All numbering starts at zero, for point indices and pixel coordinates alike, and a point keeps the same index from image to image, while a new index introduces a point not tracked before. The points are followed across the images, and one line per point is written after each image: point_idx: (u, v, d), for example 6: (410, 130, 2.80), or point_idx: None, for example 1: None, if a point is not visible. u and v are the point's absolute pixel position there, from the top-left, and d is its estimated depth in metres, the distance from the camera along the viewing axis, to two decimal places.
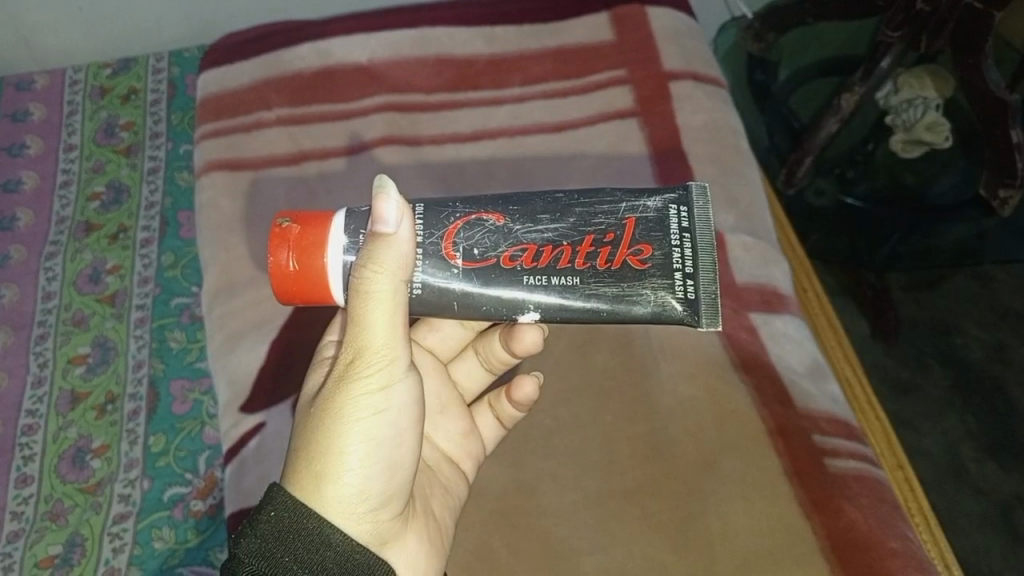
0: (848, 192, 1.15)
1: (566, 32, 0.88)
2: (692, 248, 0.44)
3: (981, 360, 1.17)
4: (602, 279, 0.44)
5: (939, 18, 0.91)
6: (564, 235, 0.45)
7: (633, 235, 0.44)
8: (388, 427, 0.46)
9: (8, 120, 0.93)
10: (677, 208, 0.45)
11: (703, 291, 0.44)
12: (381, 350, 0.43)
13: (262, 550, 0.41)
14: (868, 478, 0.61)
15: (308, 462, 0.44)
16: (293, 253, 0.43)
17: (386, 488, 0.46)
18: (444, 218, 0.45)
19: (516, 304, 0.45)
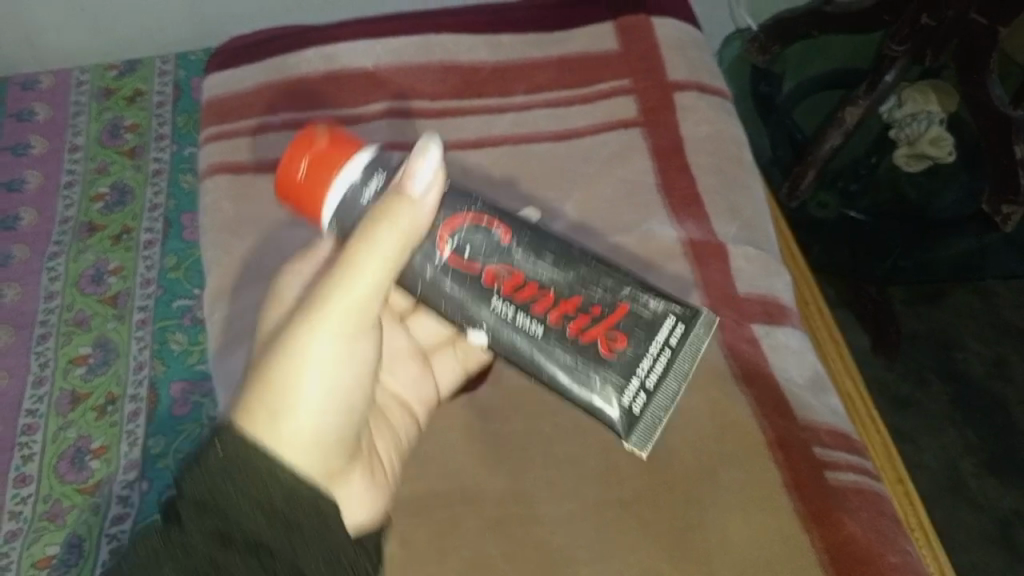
0: (849, 206, 1.15)
1: (572, 41, 0.88)
2: (664, 368, 0.43)
3: (981, 375, 1.17)
4: (563, 343, 0.44)
5: (944, 33, 0.92)
6: (557, 286, 0.44)
7: (617, 322, 0.43)
8: (350, 374, 0.47)
9: (14, 120, 0.93)
10: (673, 324, 0.43)
11: (644, 413, 0.43)
12: (359, 296, 0.44)
13: (206, 484, 0.42)
14: (867, 491, 0.61)
15: (263, 397, 0.45)
16: (307, 157, 0.44)
17: (341, 430, 0.49)
18: (457, 204, 0.45)
19: (474, 319, 0.45)
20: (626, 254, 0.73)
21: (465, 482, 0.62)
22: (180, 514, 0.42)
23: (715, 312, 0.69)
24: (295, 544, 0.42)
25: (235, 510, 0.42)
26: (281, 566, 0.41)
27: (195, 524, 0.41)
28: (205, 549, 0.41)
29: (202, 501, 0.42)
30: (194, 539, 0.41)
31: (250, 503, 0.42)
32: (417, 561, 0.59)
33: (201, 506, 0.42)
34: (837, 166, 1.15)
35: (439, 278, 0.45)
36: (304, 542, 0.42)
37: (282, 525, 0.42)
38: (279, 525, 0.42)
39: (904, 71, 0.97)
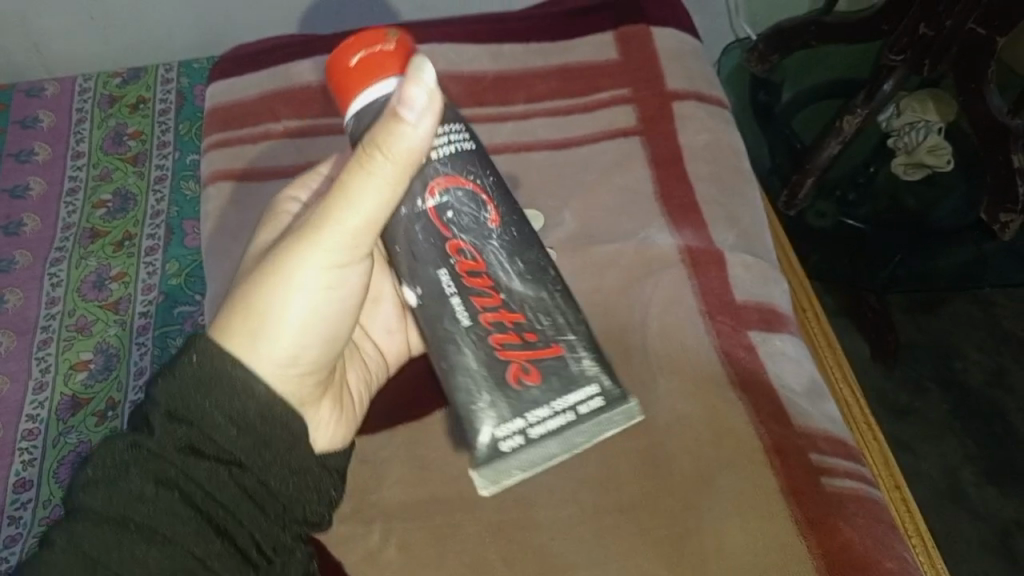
0: (848, 214, 1.15)
1: (572, 50, 0.89)
2: (554, 428, 0.46)
3: (981, 383, 1.17)
4: (482, 347, 0.45)
5: (941, 45, 0.92)
6: (512, 294, 0.45)
7: (536, 357, 0.45)
8: (333, 307, 0.50)
9: (17, 127, 0.94)
10: (585, 400, 0.46)
11: (509, 454, 0.45)
12: (345, 229, 0.45)
13: (178, 392, 0.45)
14: (864, 498, 0.61)
15: (244, 316, 0.48)
16: (364, 52, 0.42)
17: (318, 358, 0.51)
18: (468, 167, 0.44)
19: (417, 278, 0.45)
20: (624, 262, 0.73)
21: (463, 488, 0.62)
22: (152, 420, 0.45)
23: (713, 319, 0.69)
24: (260, 459, 0.46)
25: (206, 423, 0.45)
26: (244, 478, 0.46)
27: (165, 431, 0.45)
28: (175, 457, 0.45)
29: (173, 410, 0.45)
30: (164, 445, 0.45)
31: (220, 415, 0.45)
32: (416, 566, 0.59)
33: (172, 416, 0.45)
34: (835, 176, 1.16)
35: (410, 230, 0.44)
36: (268, 458, 0.47)
37: (249, 442, 0.46)
38: (247, 441, 0.46)
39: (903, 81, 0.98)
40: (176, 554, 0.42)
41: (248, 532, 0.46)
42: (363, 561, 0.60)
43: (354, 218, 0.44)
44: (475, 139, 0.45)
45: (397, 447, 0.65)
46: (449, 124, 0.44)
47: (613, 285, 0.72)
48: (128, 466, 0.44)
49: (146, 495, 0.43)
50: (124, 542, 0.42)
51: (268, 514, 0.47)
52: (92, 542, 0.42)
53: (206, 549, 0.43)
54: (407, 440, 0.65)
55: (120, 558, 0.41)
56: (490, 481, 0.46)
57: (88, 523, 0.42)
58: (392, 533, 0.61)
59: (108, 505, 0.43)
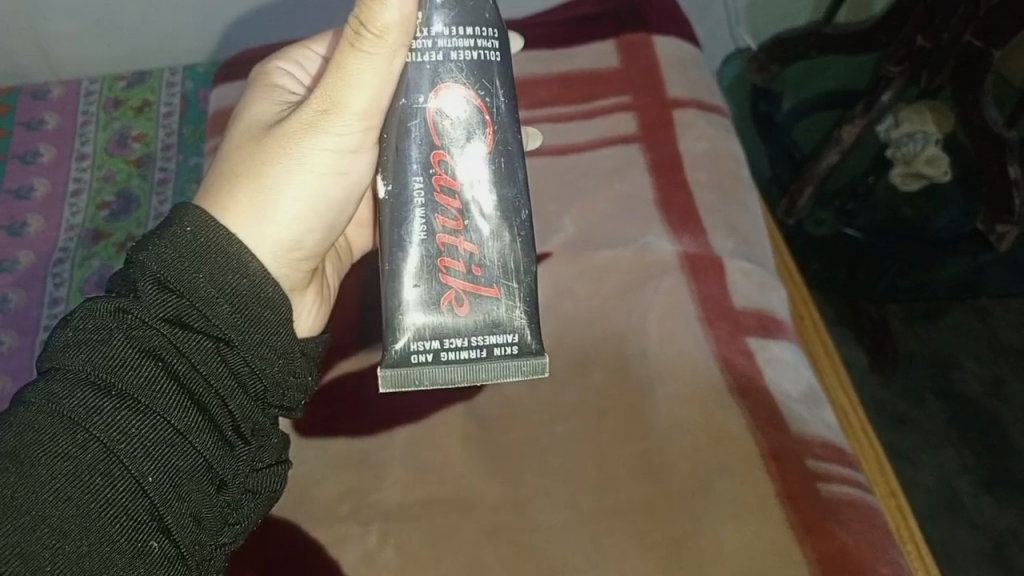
0: (846, 223, 1.15)
1: (574, 59, 0.90)
2: (466, 359, 0.49)
3: (977, 394, 1.17)
4: (426, 264, 0.48)
5: (937, 57, 0.93)
6: (475, 222, 0.48)
7: (469, 292, 0.49)
8: (341, 193, 0.52)
9: (22, 128, 0.95)
10: (503, 344, 0.49)
11: (420, 366, 0.49)
12: (351, 117, 0.47)
13: (172, 260, 0.45)
14: (858, 503, 0.61)
15: (249, 192, 0.50)
16: None
17: (317, 243, 0.54)
18: (482, 81, 0.47)
19: (393, 172, 0.47)
20: (623, 267, 0.74)
21: (463, 490, 0.63)
22: (140, 286, 0.45)
23: (712, 325, 0.70)
24: (247, 337, 0.46)
25: (197, 295, 0.45)
26: (232, 357, 0.45)
27: (155, 299, 0.45)
28: (162, 327, 0.44)
29: (162, 278, 0.45)
30: (151, 314, 0.44)
31: (214, 287, 0.45)
32: (414, 567, 0.59)
33: (161, 284, 0.45)
34: (834, 186, 1.18)
35: (405, 123, 0.47)
36: (254, 337, 0.46)
37: (240, 319, 0.46)
38: (238, 317, 0.46)
39: (900, 92, 0.98)
40: (156, 425, 0.42)
41: (230, 413, 0.45)
42: (362, 561, 0.60)
43: (355, 101, 0.47)
44: (505, 44, 0.47)
45: (397, 449, 0.65)
46: (484, 24, 0.46)
47: (612, 289, 0.73)
48: (113, 331, 0.44)
49: (129, 361, 0.43)
50: (105, 406, 0.41)
51: (250, 396, 0.47)
52: (70, 403, 0.41)
53: (187, 426, 0.43)
54: (406, 441, 0.66)
55: (99, 422, 0.41)
56: (391, 382, 0.49)
57: (66, 384, 0.42)
58: (389, 534, 0.61)
59: (89, 367, 0.42)
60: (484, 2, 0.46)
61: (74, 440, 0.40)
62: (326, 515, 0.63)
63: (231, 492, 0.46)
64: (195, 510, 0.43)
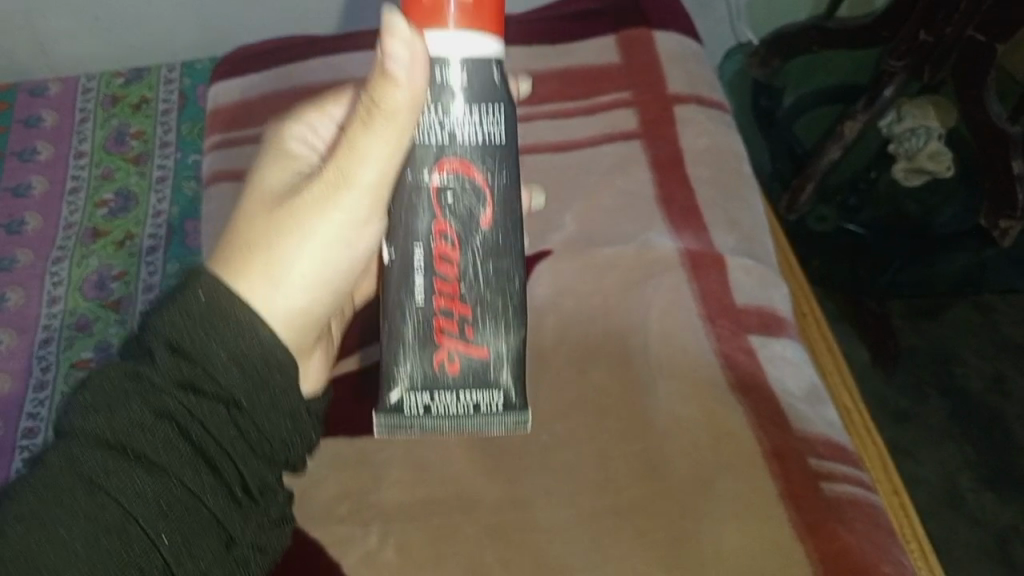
0: (849, 219, 1.16)
1: (573, 55, 0.89)
2: (456, 413, 0.50)
3: (979, 390, 1.17)
4: (420, 326, 0.49)
5: (941, 50, 0.92)
6: (472, 289, 0.48)
7: (461, 348, 0.49)
8: (349, 261, 0.52)
9: (20, 125, 0.94)
10: (492, 399, 0.50)
11: (412, 419, 0.50)
12: (363, 188, 0.48)
13: (185, 325, 0.46)
14: (862, 503, 0.61)
15: (260, 261, 0.49)
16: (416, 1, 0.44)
17: (325, 308, 0.54)
18: (486, 159, 0.47)
19: (397, 241, 0.48)
20: (624, 265, 0.73)
21: (463, 490, 0.62)
22: (155, 351, 0.46)
23: (713, 322, 0.69)
24: (257, 400, 0.46)
25: (209, 362, 0.45)
26: (242, 420, 0.46)
27: (169, 364, 0.45)
28: (176, 391, 0.45)
29: (176, 343, 0.46)
30: (166, 379, 0.45)
31: (226, 355, 0.46)
32: (414, 567, 0.59)
33: (175, 350, 0.46)
34: (835, 181, 1.16)
35: (411, 197, 0.47)
36: (264, 400, 0.47)
37: (250, 384, 0.46)
38: (249, 383, 0.46)
39: (903, 87, 0.97)
40: (170, 488, 0.44)
41: (241, 473, 0.46)
42: (361, 562, 0.59)
43: (369, 172, 0.47)
44: (511, 123, 0.47)
45: (397, 448, 0.65)
46: (493, 104, 0.46)
47: (613, 287, 0.72)
48: (130, 394, 0.45)
49: (144, 425, 0.44)
50: (123, 470, 0.43)
51: (260, 456, 0.47)
52: (90, 466, 0.43)
53: (199, 488, 0.44)
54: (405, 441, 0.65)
55: (116, 484, 0.43)
56: (386, 428, 0.50)
57: (86, 447, 0.43)
58: (389, 535, 0.60)
59: (107, 429, 0.44)
60: (493, 84, 0.45)
61: (94, 503, 0.42)
62: (325, 516, 0.62)
63: (242, 549, 0.46)
64: (206, 569, 0.44)
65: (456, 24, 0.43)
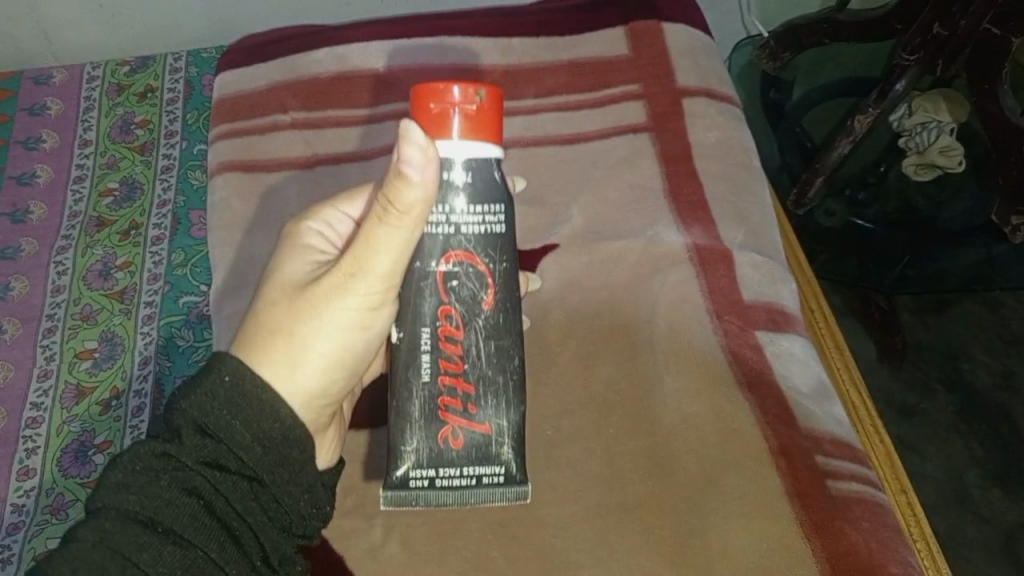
0: (856, 213, 1.15)
1: (582, 46, 0.88)
2: (460, 487, 0.50)
3: (988, 387, 1.16)
4: (426, 401, 0.49)
5: (955, 42, 0.90)
6: (474, 368, 0.49)
7: (463, 424, 0.50)
8: (365, 344, 0.53)
9: (25, 114, 0.94)
10: (494, 472, 0.51)
11: (415, 495, 0.50)
12: (377, 278, 0.48)
13: (212, 407, 0.48)
14: (870, 501, 0.60)
15: (280, 346, 0.51)
16: (427, 104, 0.45)
17: (342, 386, 0.54)
18: (489, 249, 0.48)
19: (403, 321, 0.49)
20: (632, 259, 0.73)
21: None
22: (182, 432, 0.48)
23: (721, 318, 0.69)
24: (277, 476, 0.50)
25: (233, 442, 0.48)
26: (262, 494, 0.49)
27: (195, 443, 0.48)
28: (202, 469, 0.48)
29: (202, 424, 0.48)
30: (192, 457, 0.48)
31: (249, 435, 0.48)
32: (418, 562, 0.59)
33: (202, 431, 0.48)
34: (844, 174, 1.15)
35: (417, 284, 0.49)
36: (283, 476, 0.50)
37: (271, 461, 0.49)
38: (270, 459, 0.49)
39: (915, 80, 0.96)
40: (198, 561, 0.46)
41: (260, 543, 0.50)
42: (365, 556, 0.59)
43: (383, 261, 0.48)
44: (510, 220, 0.48)
45: None
46: (495, 201, 0.47)
47: (621, 282, 0.71)
48: (158, 472, 0.47)
49: (174, 501, 0.46)
50: (153, 544, 0.45)
51: (277, 526, 0.51)
52: (121, 540, 0.44)
53: (223, 559, 0.47)
54: None
55: (148, 557, 0.44)
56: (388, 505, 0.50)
57: (116, 521, 0.45)
58: (394, 529, 0.60)
59: (137, 506, 0.46)
60: (495, 181, 0.47)
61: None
62: None
63: None
64: None
65: (460, 134, 0.45)
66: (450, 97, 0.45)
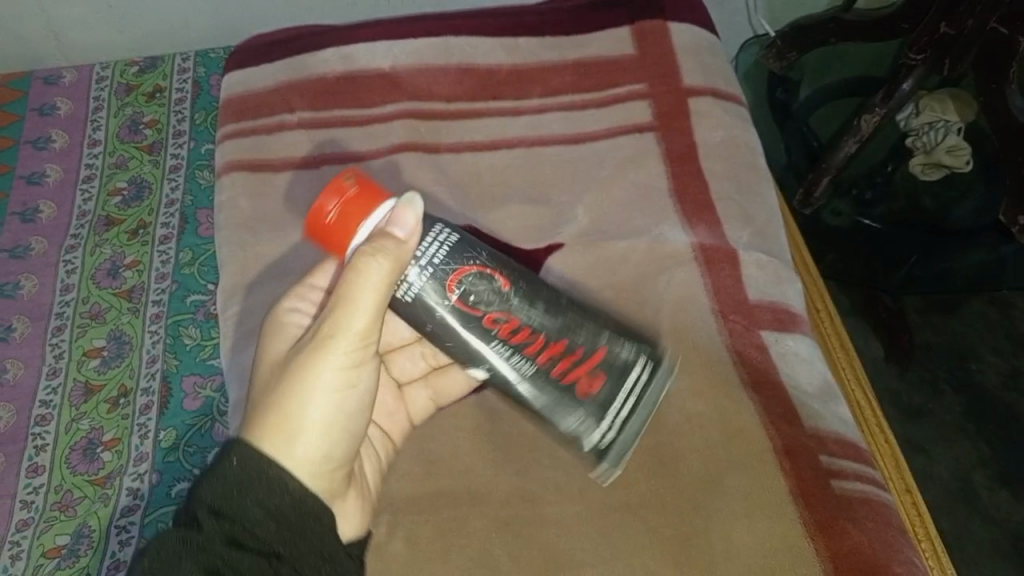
0: (863, 213, 1.15)
1: (587, 45, 0.88)
2: (631, 409, 0.51)
3: (996, 387, 1.15)
4: (548, 380, 0.50)
5: (963, 42, 0.90)
6: (548, 331, 0.48)
7: (594, 367, 0.49)
8: (359, 404, 0.53)
9: (34, 114, 0.95)
10: (641, 369, 0.50)
11: (623, 445, 0.52)
12: (354, 334, 0.50)
13: (224, 490, 0.47)
14: (873, 501, 0.60)
15: (278, 422, 0.51)
16: (338, 201, 0.47)
17: (347, 452, 0.54)
18: (462, 258, 0.47)
19: (476, 359, 0.50)
20: (637, 258, 0.73)
21: (471, 482, 0.62)
22: (199, 518, 0.47)
23: (725, 317, 0.69)
24: (296, 547, 0.48)
25: (248, 517, 0.47)
26: (284, 569, 0.47)
27: (212, 526, 0.46)
28: (222, 548, 0.46)
29: (217, 507, 0.47)
30: (211, 539, 0.46)
31: (264, 511, 0.47)
32: (423, 560, 0.59)
33: (217, 514, 0.47)
34: (850, 174, 1.15)
35: (440, 322, 0.48)
36: (302, 548, 0.48)
37: (286, 533, 0.48)
38: (286, 532, 0.48)
39: (922, 80, 0.96)
40: None
41: None
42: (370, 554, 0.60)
43: (359, 320, 0.49)
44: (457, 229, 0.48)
45: (405, 441, 0.65)
46: (435, 227, 0.47)
47: (625, 282, 0.72)
48: (181, 556, 0.45)
49: None
50: None
51: None
52: None
53: None
54: (417, 435, 0.65)
55: None
56: (614, 463, 0.53)
57: None
58: (398, 528, 0.60)
59: None
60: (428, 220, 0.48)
61: None
62: None
63: None
64: None
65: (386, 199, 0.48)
66: (319, 208, 0.47)
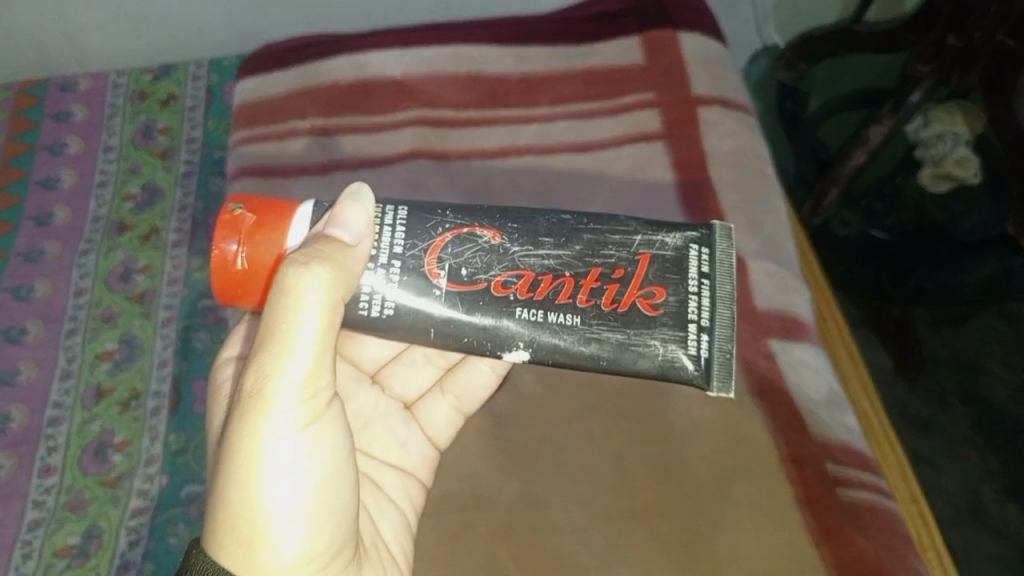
0: (872, 225, 1.17)
1: (597, 54, 0.89)
2: (707, 299, 0.49)
3: (1002, 400, 1.12)
4: (601, 319, 0.49)
5: (971, 55, 0.91)
6: (573, 267, 0.49)
7: (646, 275, 0.49)
8: (327, 465, 0.47)
9: (51, 120, 0.96)
10: (698, 248, 0.49)
11: (728, 358, 0.49)
12: (292, 387, 0.44)
13: None
14: (879, 509, 0.60)
15: (231, 521, 0.45)
16: (238, 237, 0.47)
17: (334, 533, 0.48)
18: (434, 231, 0.49)
19: (503, 339, 0.49)
20: None
21: (477, 485, 0.63)
22: None
23: None
24: None
25: None
26: None
27: None
28: None
29: None
30: None
31: None
32: (428, 565, 0.59)
33: None
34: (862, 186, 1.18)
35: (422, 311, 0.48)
36: None
37: None
38: None
39: (930, 93, 0.96)
40: None
41: None
42: None
43: (295, 369, 0.43)
44: (410, 206, 0.50)
45: None
46: (389, 207, 0.49)
47: None
48: None
49: None
50: None
51: None
52: None
53: None
54: None
55: None
56: (726, 383, 0.48)
57: None
58: None
59: None
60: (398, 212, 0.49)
61: None
62: None
63: None
64: None
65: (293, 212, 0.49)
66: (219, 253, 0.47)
